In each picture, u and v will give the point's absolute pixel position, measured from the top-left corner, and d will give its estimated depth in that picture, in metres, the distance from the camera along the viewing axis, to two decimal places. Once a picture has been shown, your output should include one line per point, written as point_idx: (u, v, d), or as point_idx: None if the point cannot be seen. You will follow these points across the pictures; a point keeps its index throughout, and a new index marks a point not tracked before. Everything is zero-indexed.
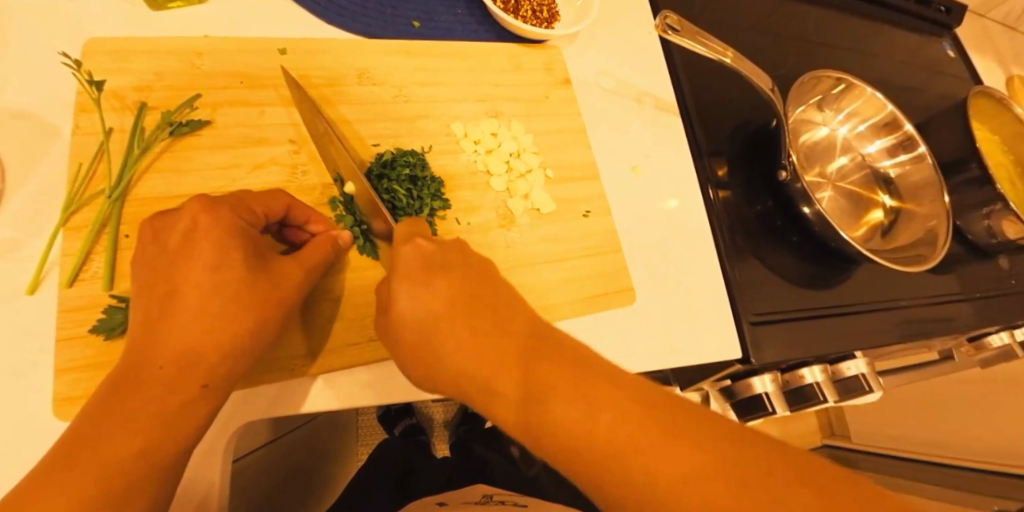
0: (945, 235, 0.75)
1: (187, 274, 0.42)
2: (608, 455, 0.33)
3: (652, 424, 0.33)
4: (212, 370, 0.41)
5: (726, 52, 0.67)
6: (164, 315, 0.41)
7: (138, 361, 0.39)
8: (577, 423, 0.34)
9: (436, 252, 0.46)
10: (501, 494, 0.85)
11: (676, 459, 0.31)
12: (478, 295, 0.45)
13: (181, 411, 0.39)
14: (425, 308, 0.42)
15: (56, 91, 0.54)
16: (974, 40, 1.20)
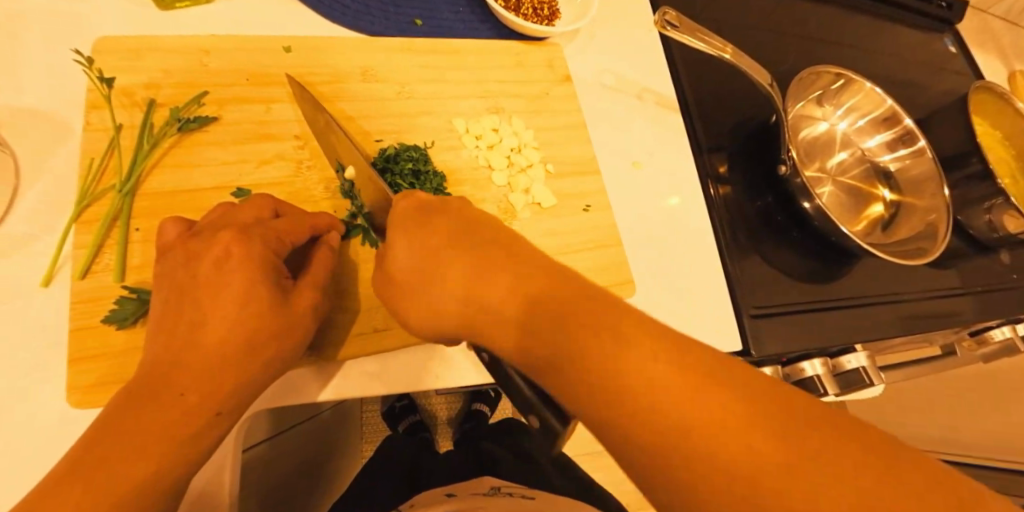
0: (945, 228, 0.76)
1: (212, 301, 0.41)
2: (644, 393, 0.28)
3: (687, 359, 0.29)
4: (229, 400, 0.40)
5: (725, 47, 0.68)
6: (189, 340, 0.39)
7: (158, 383, 0.37)
8: (625, 373, 0.29)
9: (436, 203, 0.46)
10: (508, 486, 0.85)
11: (712, 400, 0.27)
12: (483, 235, 0.42)
13: (191, 442, 0.37)
14: (419, 246, 0.42)
15: (68, 89, 0.55)
16: (976, 36, 1.20)
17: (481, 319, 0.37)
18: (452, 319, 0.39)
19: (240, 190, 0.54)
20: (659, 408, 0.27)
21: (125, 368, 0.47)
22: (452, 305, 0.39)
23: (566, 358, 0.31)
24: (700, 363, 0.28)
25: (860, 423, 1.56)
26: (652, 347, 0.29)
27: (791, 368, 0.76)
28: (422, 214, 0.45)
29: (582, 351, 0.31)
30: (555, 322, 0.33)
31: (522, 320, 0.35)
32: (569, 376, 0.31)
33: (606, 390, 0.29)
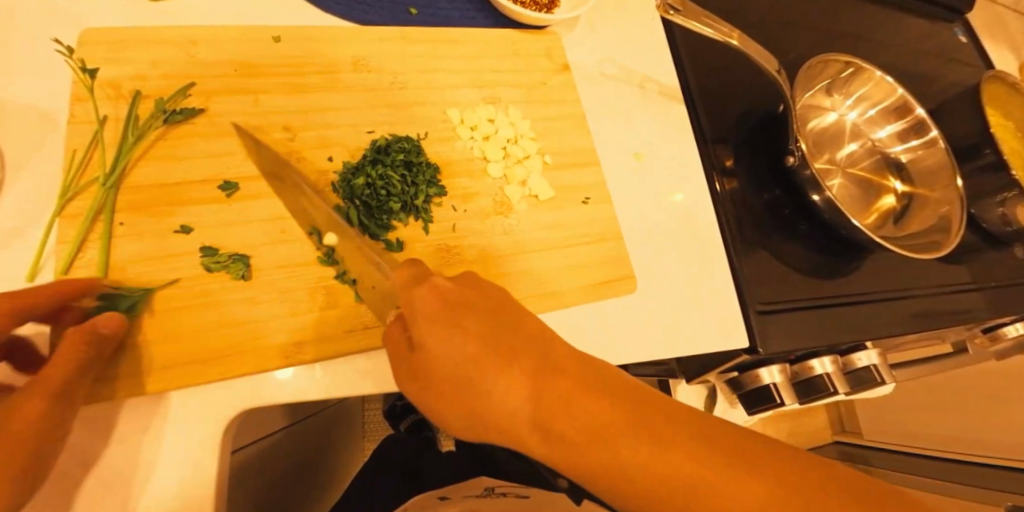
0: (958, 221, 0.73)
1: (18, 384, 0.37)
2: (682, 492, 0.32)
3: (719, 452, 0.33)
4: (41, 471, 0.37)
5: (731, 33, 0.66)
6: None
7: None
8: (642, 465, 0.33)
9: (460, 292, 0.43)
10: (502, 485, 0.90)
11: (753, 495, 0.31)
12: (511, 325, 0.41)
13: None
14: (460, 346, 0.40)
15: (51, 80, 0.54)
16: (986, 26, 1.17)
17: (535, 434, 0.37)
18: (502, 430, 0.38)
19: (227, 184, 0.52)
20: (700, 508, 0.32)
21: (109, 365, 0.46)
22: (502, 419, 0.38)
23: (619, 475, 0.33)
24: (691, 435, 0.34)
25: (867, 422, 1.53)
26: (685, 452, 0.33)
27: (800, 365, 0.74)
28: (446, 293, 0.42)
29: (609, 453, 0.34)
30: (574, 402, 0.36)
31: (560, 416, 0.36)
32: (624, 487, 0.33)
33: (647, 496, 0.33)
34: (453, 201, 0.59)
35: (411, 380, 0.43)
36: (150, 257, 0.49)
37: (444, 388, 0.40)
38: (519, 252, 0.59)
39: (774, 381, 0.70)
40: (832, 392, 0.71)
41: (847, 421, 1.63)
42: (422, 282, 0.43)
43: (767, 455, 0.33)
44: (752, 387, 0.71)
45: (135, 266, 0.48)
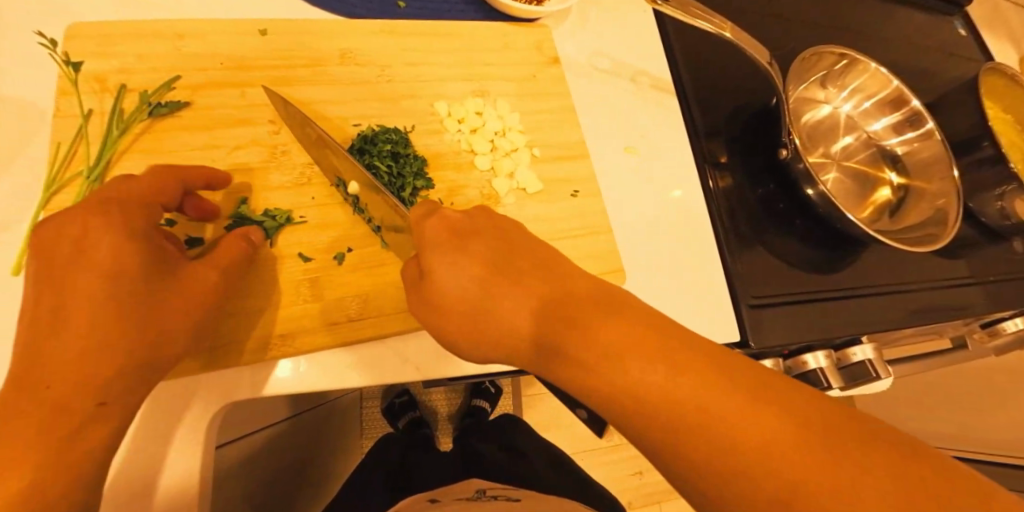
0: (955, 214, 0.72)
1: (76, 285, 0.37)
2: (688, 411, 0.30)
3: (754, 390, 0.30)
4: (111, 387, 0.37)
5: (722, 24, 0.65)
6: (56, 321, 0.37)
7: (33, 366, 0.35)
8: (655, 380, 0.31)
9: (468, 223, 0.44)
10: (494, 488, 0.83)
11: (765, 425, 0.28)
12: (528, 258, 0.42)
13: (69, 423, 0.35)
14: (467, 274, 0.41)
15: (38, 73, 0.54)
16: (986, 19, 1.16)
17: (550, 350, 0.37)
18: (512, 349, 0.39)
19: (212, 177, 0.52)
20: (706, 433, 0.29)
21: None
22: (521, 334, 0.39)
23: (633, 387, 0.32)
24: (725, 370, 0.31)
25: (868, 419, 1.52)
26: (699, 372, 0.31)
27: (792, 360, 0.72)
28: (454, 224, 0.44)
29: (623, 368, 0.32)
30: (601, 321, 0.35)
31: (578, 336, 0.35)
32: (645, 416, 0.31)
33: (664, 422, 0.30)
34: (440, 195, 0.59)
35: (423, 315, 0.44)
36: None
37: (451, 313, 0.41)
38: None
39: None
40: (827, 387, 0.69)
41: None
42: (431, 215, 0.44)
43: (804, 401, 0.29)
44: None
45: None
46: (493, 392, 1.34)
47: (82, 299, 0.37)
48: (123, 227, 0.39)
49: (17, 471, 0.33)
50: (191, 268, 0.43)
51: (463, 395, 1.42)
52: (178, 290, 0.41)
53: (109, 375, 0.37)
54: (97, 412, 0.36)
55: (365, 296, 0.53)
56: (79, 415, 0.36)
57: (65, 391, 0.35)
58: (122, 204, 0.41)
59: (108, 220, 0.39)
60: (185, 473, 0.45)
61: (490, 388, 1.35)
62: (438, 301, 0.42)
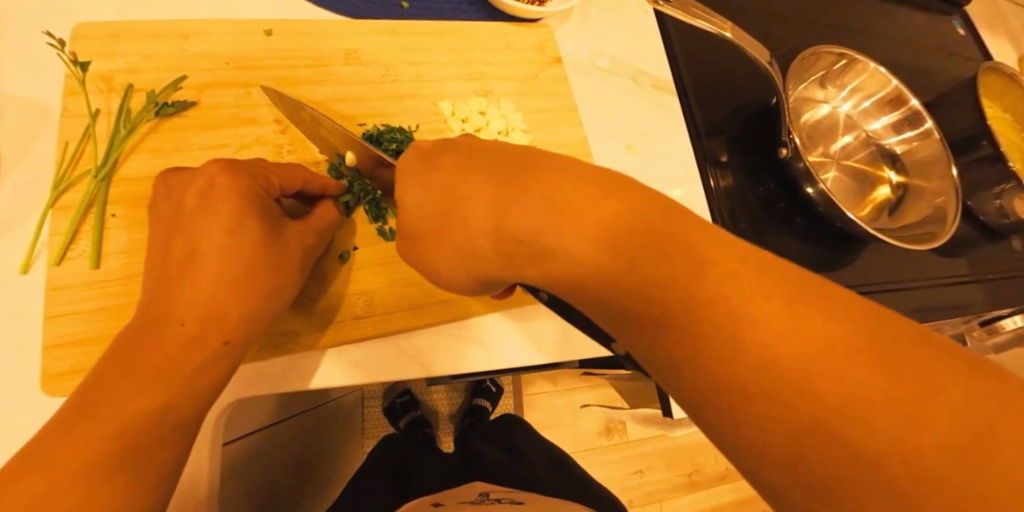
0: (954, 212, 0.73)
1: (204, 238, 0.42)
2: (683, 304, 0.26)
3: (785, 289, 0.25)
4: (234, 329, 0.42)
5: (723, 24, 0.66)
6: (184, 267, 0.42)
7: (160, 309, 0.40)
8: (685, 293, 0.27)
9: (440, 156, 0.44)
10: (497, 492, 0.85)
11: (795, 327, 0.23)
12: (515, 168, 0.39)
13: (200, 370, 0.40)
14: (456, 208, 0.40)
15: (45, 73, 0.54)
16: (985, 18, 1.16)
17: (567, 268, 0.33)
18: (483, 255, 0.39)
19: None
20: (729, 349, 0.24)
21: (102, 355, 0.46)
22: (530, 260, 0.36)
23: (664, 293, 0.28)
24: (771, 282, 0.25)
25: None
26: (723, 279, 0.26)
27: None
28: (425, 156, 0.45)
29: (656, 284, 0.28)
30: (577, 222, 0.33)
31: (605, 249, 0.31)
32: (637, 322, 0.29)
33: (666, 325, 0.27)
34: None
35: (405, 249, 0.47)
36: (143, 248, 0.49)
37: (432, 240, 0.43)
38: None
39: None
40: None
41: None
42: (408, 152, 0.46)
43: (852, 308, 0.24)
44: None
45: (128, 257, 0.49)
46: (495, 392, 1.35)
47: (207, 250, 0.42)
48: (242, 188, 0.44)
49: (149, 395, 0.36)
50: (295, 230, 0.47)
51: (464, 393, 1.42)
52: (284, 247, 0.45)
53: (224, 317, 0.41)
54: (215, 350, 0.41)
55: (370, 295, 0.54)
56: (202, 351, 0.40)
57: (189, 332, 0.40)
58: (244, 169, 0.46)
59: (232, 181, 0.44)
60: (193, 469, 0.47)
61: (492, 388, 1.36)
62: (415, 231, 0.44)
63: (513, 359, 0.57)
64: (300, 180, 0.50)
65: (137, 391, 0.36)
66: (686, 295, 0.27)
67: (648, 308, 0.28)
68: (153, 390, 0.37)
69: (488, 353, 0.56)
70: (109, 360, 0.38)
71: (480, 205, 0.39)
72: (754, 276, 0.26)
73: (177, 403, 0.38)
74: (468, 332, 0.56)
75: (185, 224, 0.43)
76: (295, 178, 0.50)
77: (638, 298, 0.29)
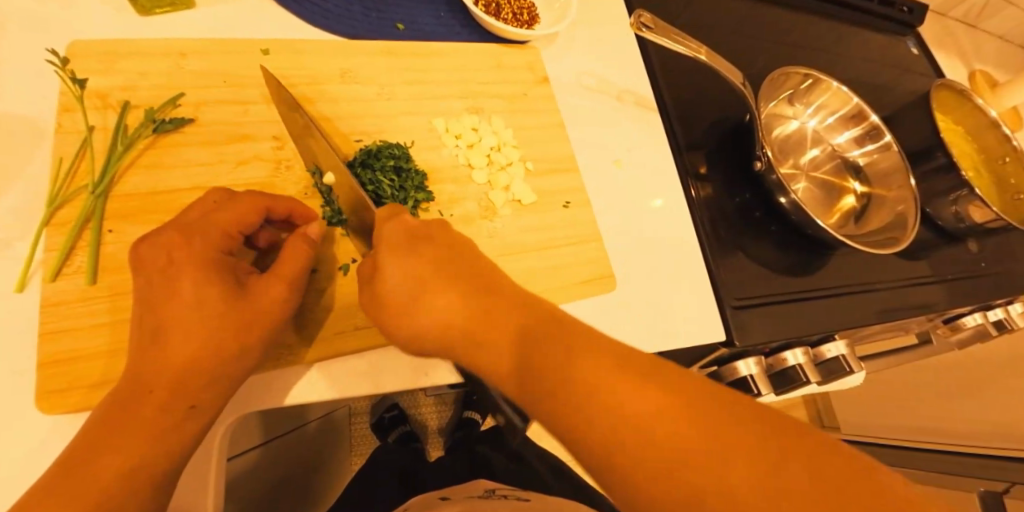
0: (913, 217, 0.79)
1: (169, 305, 0.41)
2: (637, 441, 0.29)
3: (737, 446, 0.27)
4: (203, 394, 0.41)
5: (699, 49, 0.70)
6: (150, 338, 0.41)
7: (132, 378, 0.40)
8: (628, 403, 0.30)
9: (422, 227, 0.47)
10: (503, 488, 0.84)
11: (685, 433, 0.28)
12: (464, 265, 0.44)
13: (171, 434, 0.40)
14: (395, 289, 0.43)
15: (41, 89, 0.54)
16: (937, 39, 1.24)
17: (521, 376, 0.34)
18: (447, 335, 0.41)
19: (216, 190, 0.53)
20: (680, 466, 0.27)
21: (99, 371, 0.45)
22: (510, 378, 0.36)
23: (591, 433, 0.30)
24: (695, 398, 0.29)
25: (844, 414, 1.58)
26: (658, 391, 0.30)
27: (774, 358, 0.78)
28: (411, 228, 0.47)
29: (599, 401, 0.31)
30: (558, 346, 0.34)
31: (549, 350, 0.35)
32: (602, 447, 0.30)
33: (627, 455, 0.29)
34: (440, 207, 0.61)
35: (366, 310, 0.46)
36: None
37: (393, 306, 0.44)
38: (506, 254, 0.62)
39: (751, 373, 0.71)
40: (806, 381, 0.74)
41: (826, 416, 1.66)
42: (392, 217, 0.48)
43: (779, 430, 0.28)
44: (731, 380, 0.73)
45: (125, 272, 0.49)
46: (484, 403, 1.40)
47: (171, 320, 0.41)
48: (200, 254, 0.43)
49: (106, 472, 0.37)
50: (259, 284, 0.45)
51: (453, 407, 1.45)
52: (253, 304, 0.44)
53: (189, 387, 0.41)
54: (179, 416, 0.40)
55: None
56: (167, 420, 0.40)
57: (161, 399, 0.39)
58: (198, 230, 0.44)
59: (190, 249, 0.43)
60: (195, 479, 0.48)
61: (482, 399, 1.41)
62: (385, 294, 0.44)
63: None
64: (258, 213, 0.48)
65: (106, 463, 0.37)
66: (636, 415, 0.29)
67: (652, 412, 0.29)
68: (121, 454, 0.37)
69: None
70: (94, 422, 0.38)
71: (444, 298, 0.42)
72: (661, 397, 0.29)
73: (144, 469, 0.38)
74: None
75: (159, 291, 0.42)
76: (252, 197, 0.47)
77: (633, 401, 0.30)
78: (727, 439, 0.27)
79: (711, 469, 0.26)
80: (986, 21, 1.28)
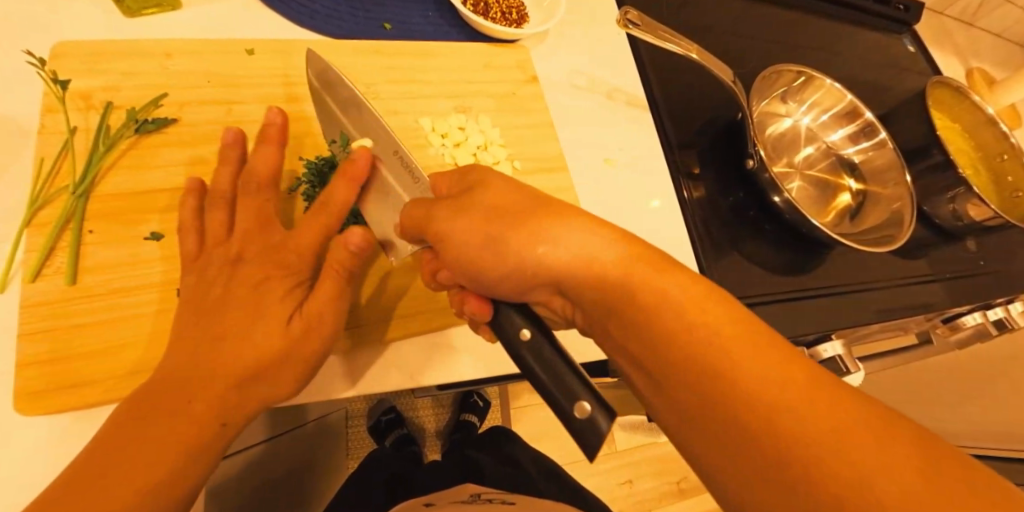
0: (910, 214, 0.78)
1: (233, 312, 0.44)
2: (747, 401, 0.30)
3: (840, 417, 0.28)
4: (235, 413, 0.41)
5: (689, 47, 0.69)
6: (209, 341, 0.43)
7: (182, 379, 0.41)
8: (753, 375, 0.30)
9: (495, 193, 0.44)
10: (489, 492, 0.85)
11: (793, 403, 0.29)
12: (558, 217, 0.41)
13: (200, 449, 0.39)
14: (495, 234, 0.42)
15: (23, 90, 0.54)
16: (933, 36, 1.23)
17: (622, 311, 0.37)
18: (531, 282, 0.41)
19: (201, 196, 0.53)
20: (778, 414, 0.29)
21: (78, 372, 0.45)
22: (610, 310, 0.38)
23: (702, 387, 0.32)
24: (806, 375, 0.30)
25: None
26: (770, 361, 0.31)
27: None
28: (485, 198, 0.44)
29: (713, 361, 0.32)
30: (667, 309, 0.34)
31: (649, 310, 0.35)
32: (708, 405, 0.31)
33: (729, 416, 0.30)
34: None
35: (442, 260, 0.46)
36: (122, 264, 0.49)
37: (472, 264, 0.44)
38: None
39: None
40: None
41: None
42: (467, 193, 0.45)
43: (882, 417, 0.28)
44: None
45: (105, 273, 0.48)
46: (482, 406, 1.39)
47: (231, 326, 0.43)
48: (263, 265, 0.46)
49: (133, 478, 0.36)
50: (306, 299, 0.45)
51: (450, 410, 1.45)
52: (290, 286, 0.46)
53: (227, 400, 0.41)
54: (211, 432, 0.40)
55: (355, 306, 0.54)
56: (203, 432, 0.40)
57: (201, 406, 0.40)
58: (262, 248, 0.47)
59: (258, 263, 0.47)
60: None
61: (479, 402, 1.40)
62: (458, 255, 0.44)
63: (502, 367, 0.58)
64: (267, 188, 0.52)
65: (136, 465, 0.37)
66: (754, 386, 0.30)
67: (763, 382, 0.30)
68: (154, 458, 0.37)
69: (474, 361, 0.57)
70: (138, 416, 0.39)
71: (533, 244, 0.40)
72: (775, 366, 0.31)
73: (173, 456, 0.38)
74: (451, 342, 0.58)
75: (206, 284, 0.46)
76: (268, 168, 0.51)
77: (750, 368, 0.31)
78: (831, 414, 0.28)
79: (804, 422, 0.28)
80: (983, 18, 1.27)
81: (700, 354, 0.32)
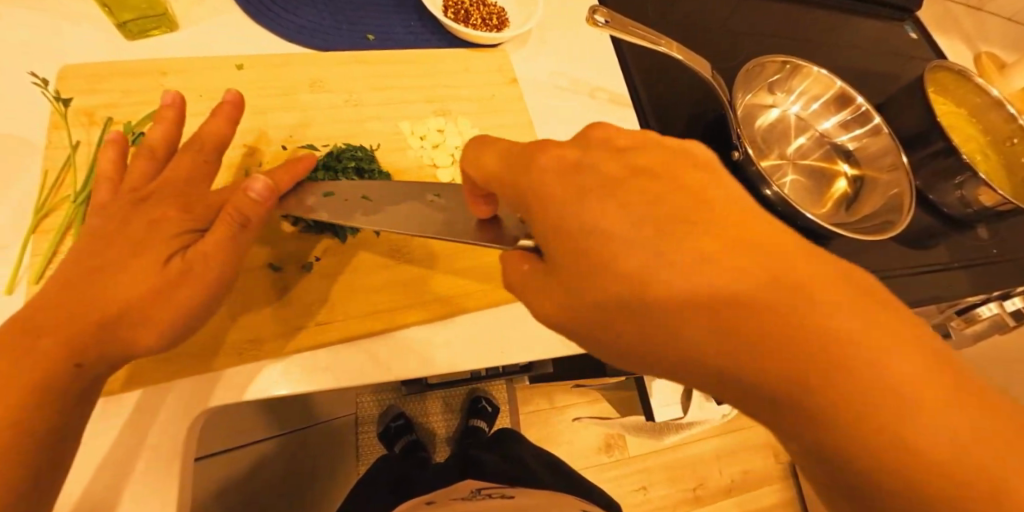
0: (909, 198, 0.75)
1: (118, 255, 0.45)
2: (907, 429, 0.25)
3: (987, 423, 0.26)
4: (93, 353, 0.41)
5: (661, 42, 0.70)
6: (82, 284, 0.43)
7: (44, 318, 0.41)
8: (908, 394, 0.26)
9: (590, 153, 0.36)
10: (488, 487, 0.88)
11: (950, 419, 0.25)
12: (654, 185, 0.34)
13: (58, 392, 0.40)
14: (623, 216, 0.33)
15: (31, 109, 0.59)
16: (938, 22, 1.20)
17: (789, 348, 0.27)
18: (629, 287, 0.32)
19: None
20: (953, 457, 0.25)
21: None
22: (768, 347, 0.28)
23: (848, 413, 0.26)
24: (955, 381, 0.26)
25: None
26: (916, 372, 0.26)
27: None
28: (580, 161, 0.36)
29: (864, 384, 0.26)
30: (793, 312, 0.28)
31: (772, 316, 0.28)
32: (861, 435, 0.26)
33: (887, 447, 0.26)
34: None
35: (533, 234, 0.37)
36: None
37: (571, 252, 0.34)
38: (469, 250, 0.63)
39: None
40: None
41: None
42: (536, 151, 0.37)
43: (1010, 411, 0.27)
44: None
45: None
46: (490, 413, 1.38)
47: (109, 273, 0.44)
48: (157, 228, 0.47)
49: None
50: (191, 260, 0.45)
51: (459, 416, 1.46)
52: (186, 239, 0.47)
53: (79, 340, 0.41)
54: (66, 375, 0.40)
55: (333, 303, 0.56)
56: (54, 371, 0.40)
57: (53, 344, 0.40)
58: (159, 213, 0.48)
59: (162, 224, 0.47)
60: (158, 477, 0.47)
61: (487, 408, 1.40)
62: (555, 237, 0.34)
63: (479, 358, 0.59)
64: (156, 166, 0.52)
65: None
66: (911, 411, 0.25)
67: (916, 404, 0.26)
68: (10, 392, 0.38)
69: (453, 353, 0.58)
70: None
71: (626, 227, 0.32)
72: (928, 378, 0.26)
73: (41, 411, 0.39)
74: (430, 336, 0.58)
75: (108, 227, 0.47)
76: (215, 140, 0.53)
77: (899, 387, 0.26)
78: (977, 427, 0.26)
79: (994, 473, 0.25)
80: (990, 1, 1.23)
81: (885, 410, 0.26)
